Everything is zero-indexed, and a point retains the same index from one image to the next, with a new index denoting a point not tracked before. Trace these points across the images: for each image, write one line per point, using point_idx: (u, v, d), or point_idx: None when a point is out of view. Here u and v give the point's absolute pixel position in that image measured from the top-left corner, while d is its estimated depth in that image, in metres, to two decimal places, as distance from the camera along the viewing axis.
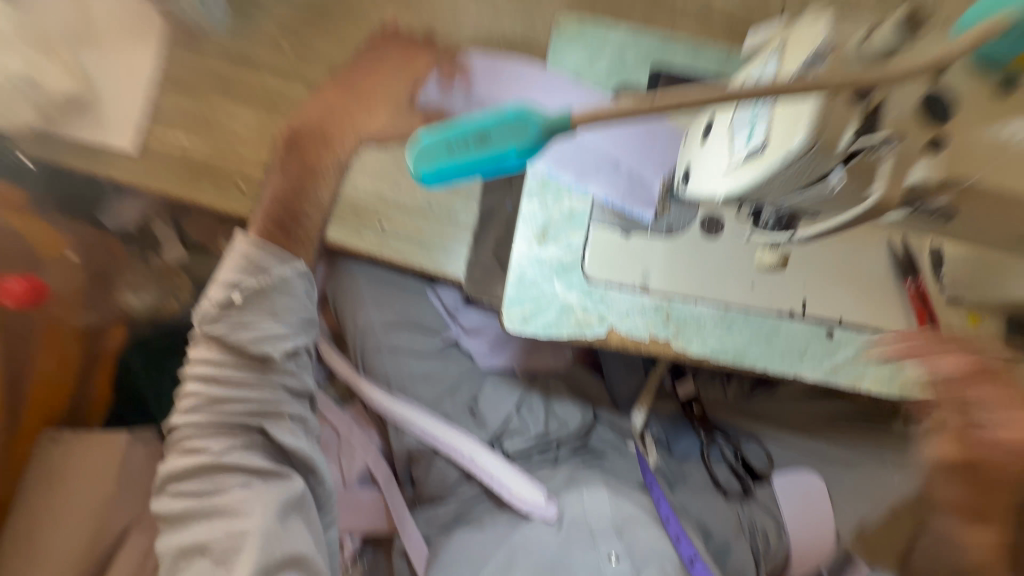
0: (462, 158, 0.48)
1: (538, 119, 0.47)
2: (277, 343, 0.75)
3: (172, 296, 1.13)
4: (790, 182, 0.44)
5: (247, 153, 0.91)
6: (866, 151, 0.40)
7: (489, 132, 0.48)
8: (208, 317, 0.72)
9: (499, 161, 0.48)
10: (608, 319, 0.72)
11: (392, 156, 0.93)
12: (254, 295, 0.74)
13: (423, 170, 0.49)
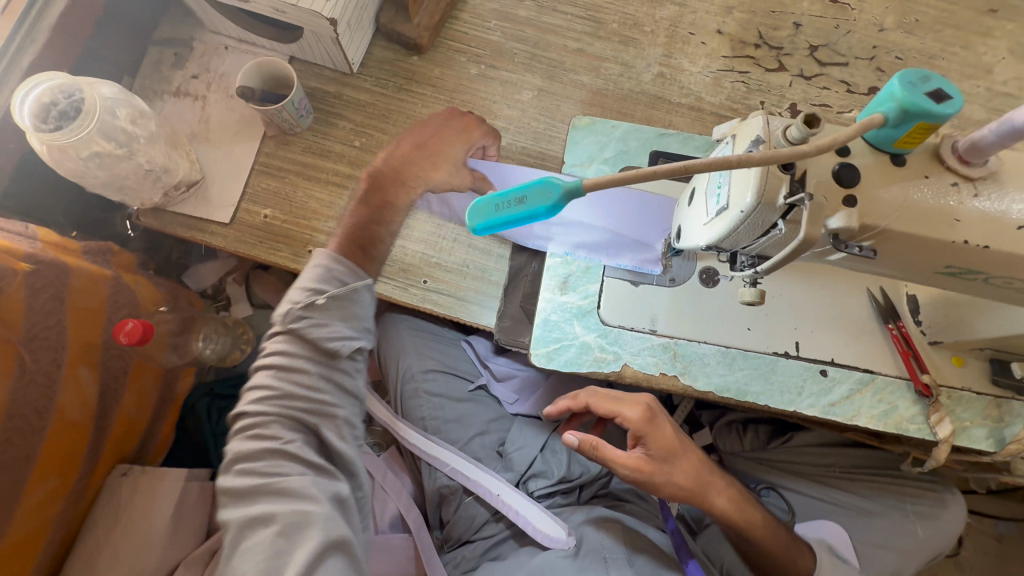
0: (505, 215, 0.62)
1: (559, 183, 0.59)
2: (345, 345, 0.82)
3: (238, 348, 1.34)
4: (751, 231, 0.57)
5: (317, 223, 1.11)
6: (798, 206, 0.53)
7: (525, 194, 0.61)
8: (290, 315, 0.79)
9: (532, 215, 0.61)
10: (622, 357, 0.84)
11: (435, 225, 1.12)
12: (332, 300, 0.81)
13: (476, 225, 0.64)
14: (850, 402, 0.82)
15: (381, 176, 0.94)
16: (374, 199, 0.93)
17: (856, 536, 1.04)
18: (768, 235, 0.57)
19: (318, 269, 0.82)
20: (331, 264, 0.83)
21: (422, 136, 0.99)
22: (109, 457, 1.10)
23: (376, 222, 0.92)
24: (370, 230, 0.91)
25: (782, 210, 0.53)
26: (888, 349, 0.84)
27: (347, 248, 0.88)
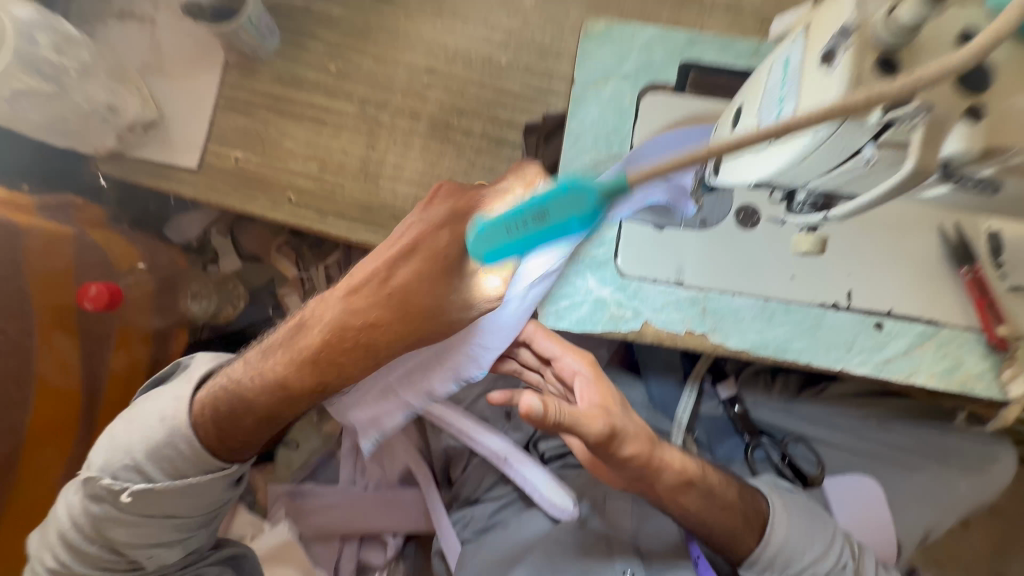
0: (524, 236, 0.45)
1: (595, 184, 0.42)
2: (165, 549, 0.77)
3: (230, 305, 1.24)
4: (825, 162, 0.44)
5: (294, 165, 0.98)
6: (897, 124, 0.40)
7: (547, 208, 0.44)
8: (94, 495, 0.73)
9: (560, 233, 0.44)
10: (642, 314, 0.73)
11: (427, 165, 0.98)
12: (145, 496, 0.73)
13: (485, 253, 0.50)
14: (908, 358, 0.71)
15: (313, 316, 0.74)
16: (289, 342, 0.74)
17: (892, 491, 0.97)
18: (848, 167, 0.44)
19: (161, 442, 0.73)
20: (193, 424, 0.73)
21: (402, 244, 0.71)
22: (107, 421, 1.06)
23: (274, 378, 0.73)
24: (242, 394, 0.73)
25: (876, 131, 0.40)
26: (959, 297, 0.71)
27: (208, 411, 0.73)
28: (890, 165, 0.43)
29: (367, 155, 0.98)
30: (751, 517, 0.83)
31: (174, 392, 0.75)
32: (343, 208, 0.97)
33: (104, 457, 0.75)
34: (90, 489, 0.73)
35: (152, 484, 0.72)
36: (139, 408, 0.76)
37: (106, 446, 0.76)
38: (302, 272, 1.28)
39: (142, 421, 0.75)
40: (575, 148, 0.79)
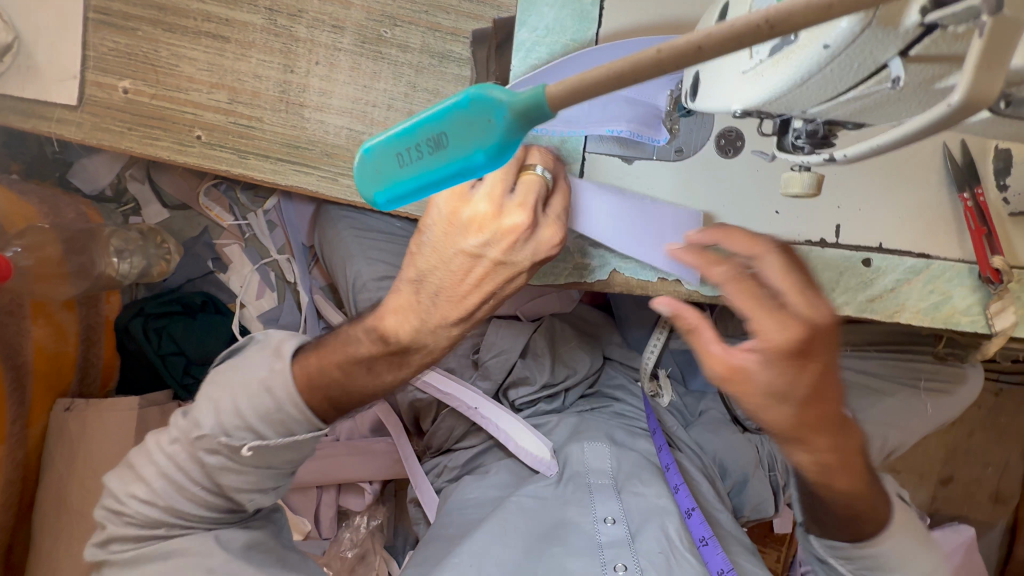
0: (416, 171, 0.38)
1: (501, 101, 0.34)
2: (256, 499, 0.68)
3: (163, 259, 1.12)
4: (838, 83, 0.34)
5: (197, 96, 0.82)
6: (941, 31, 0.30)
7: (443, 132, 0.36)
8: (206, 441, 0.63)
9: (466, 168, 0.36)
10: (610, 264, 0.66)
11: (360, 90, 0.83)
12: (264, 445, 0.64)
13: (376, 193, 0.40)
14: (893, 295, 0.66)
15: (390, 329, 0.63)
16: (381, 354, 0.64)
17: (859, 414, 0.98)
18: (867, 89, 0.34)
19: (267, 403, 0.63)
20: (293, 401, 0.63)
21: (448, 238, 0.58)
22: (42, 394, 0.98)
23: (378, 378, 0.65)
24: (345, 386, 0.64)
25: (908, 42, 0.31)
26: (955, 225, 0.65)
27: (312, 391, 0.64)
28: (925, 85, 0.33)
29: (285, 79, 0.82)
30: (864, 524, 0.69)
31: (268, 363, 0.66)
32: (265, 147, 0.83)
33: (207, 411, 0.64)
34: (204, 446, 0.63)
35: (266, 440, 0.63)
36: (223, 376, 0.66)
37: (209, 406, 0.64)
38: (239, 220, 1.14)
39: (243, 384, 0.65)
40: (528, 63, 0.65)
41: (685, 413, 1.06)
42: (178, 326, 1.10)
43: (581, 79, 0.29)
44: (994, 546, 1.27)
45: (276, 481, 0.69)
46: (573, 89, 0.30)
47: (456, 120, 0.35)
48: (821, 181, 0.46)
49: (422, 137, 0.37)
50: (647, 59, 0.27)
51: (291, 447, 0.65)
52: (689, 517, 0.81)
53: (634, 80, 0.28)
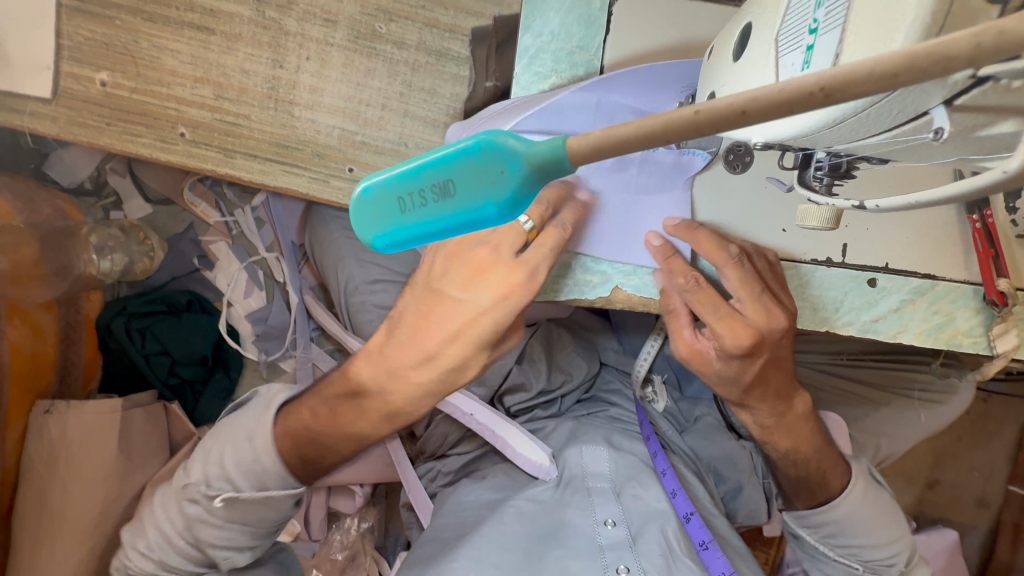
0: (418, 218, 0.36)
1: (515, 154, 0.32)
2: (232, 557, 0.69)
3: (146, 256, 1.08)
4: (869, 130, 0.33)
5: (180, 91, 0.77)
6: (994, 85, 0.28)
7: (450, 179, 0.34)
8: (190, 497, 0.68)
9: (475, 220, 0.34)
10: (611, 279, 0.65)
11: (353, 88, 0.79)
12: (237, 500, 0.67)
13: (375, 236, 0.38)
14: (896, 316, 0.65)
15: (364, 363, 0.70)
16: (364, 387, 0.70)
17: (852, 423, 0.98)
18: (907, 135, 0.32)
19: (249, 455, 0.67)
20: (268, 454, 0.67)
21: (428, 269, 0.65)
22: (20, 396, 0.94)
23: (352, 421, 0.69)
24: (332, 426, 0.69)
25: (956, 91, 0.29)
26: (962, 246, 0.64)
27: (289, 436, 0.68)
28: (972, 125, 0.31)
29: (274, 75, 0.78)
30: (816, 488, 0.77)
31: (254, 417, 0.71)
32: (253, 146, 0.79)
33: (197, 465, 0.69)
34: (189, 495, 0.68)
35: (241, 493, 0.67)
36: (217, 429, 0.72)
37: (202, 456, 0.70)
38: (226, 216, 1.10)
39: (230, 437, 0.70)
40: (532, 70, 0.63)
41: (679, 419, 1.05)
42: (162, 326, 1.07)
43: (609, 136, 0.28)
44: (974, 547, 1.30)
45: (255, 537, 0.70)
46: (600, 146, 0.29)
47: (466, 168, 0.33)
48: (838, 215, 0.52)
49: (427, 182, 0.35)
50: (684, 120, 0.26)
51: (263, 504, 0.68)
52: (687, 521, 0.80)
53: (669, 139, 0.27)
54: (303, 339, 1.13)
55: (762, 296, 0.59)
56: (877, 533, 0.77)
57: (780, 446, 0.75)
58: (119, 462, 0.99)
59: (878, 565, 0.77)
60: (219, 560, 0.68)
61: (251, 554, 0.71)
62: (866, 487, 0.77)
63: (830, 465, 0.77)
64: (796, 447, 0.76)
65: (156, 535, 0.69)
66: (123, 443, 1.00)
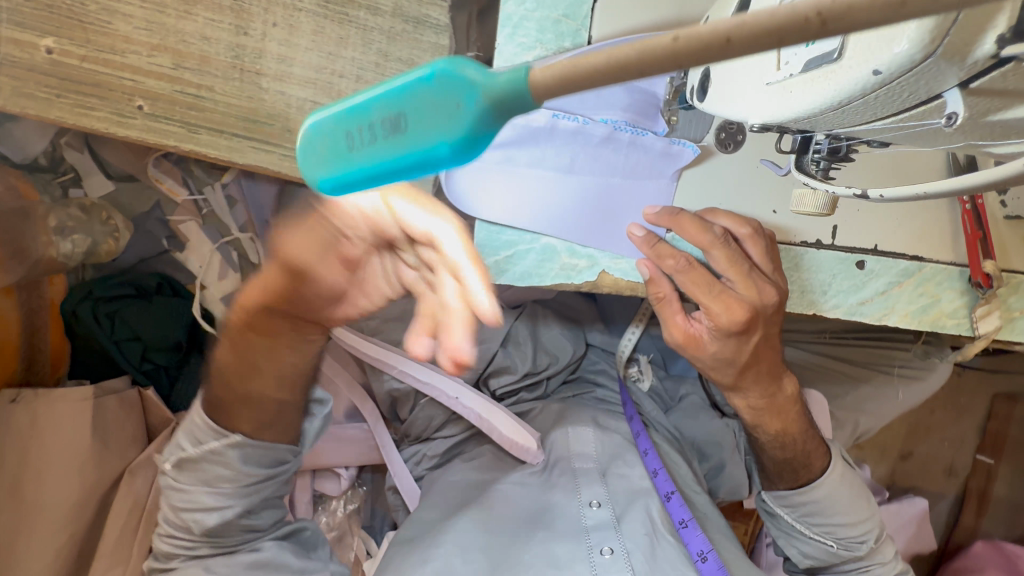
0: (361, 160, 0.28)
1: (480, 82, 0.24)
2: (202, 519, 0.69)
3: (111, 237, 1.02)
4: (885, 106, 0.34)
5: (135, 59, 0.71)
6: (1013, 64, 0.29)
7: (399, 110, 0.26)
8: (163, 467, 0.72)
9: (421, 168, 0.27)
10: (599, 264, 0.63)
11: (325, 58, 0.74)
12: (188, 462, 0.69)
13: (319, 178, 0.31)
14: (883, 299, 0.64)
15: (268, 325, 0.61)
16: (287, 353, 0.64)
17: (832, 399, 1.00)
18: (919, 113, 0.34)
19: (188, 418, 0.69)
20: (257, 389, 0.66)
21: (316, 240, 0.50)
22: None
23: (260, 385, 0.66)
24: (238, 385, 0.65)
25: (974, 73, 0.31)
26: (951, 228, 0.64)
27: (226, 396, 0.67)
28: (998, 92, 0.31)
29: (238, 42, 0.72)
30: (799, 469, 0.78)
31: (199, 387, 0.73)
32: (219, 120, 0.74)
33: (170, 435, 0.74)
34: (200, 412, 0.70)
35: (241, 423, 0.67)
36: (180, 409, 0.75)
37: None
38: (194, 194, 1.06)
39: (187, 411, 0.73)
40: (515, 41, 0.59)
41: (664, 398, 1.07)
42: (135, 312, 1.03)
43: (574, 65, 0.22)
44: (943, 514, 1.35)
45: (254, 471, 0.70)
46: (564, 77, 0.22)
47: (414, 102, 0.26)
48: (831, 202, 0.51)
49: (363, 119, 0.27)
50: (660, 47, 0.20)
51: (213, 461, 0.68)
52: (669, 500, 0.80)
53: (640, 72, 0.21)
54: None
55: (749, 270, 0.59)
56: (855, 513, 0.78)
57: (770, 430, 0.75)
58: (93, 451, 0.96)
59: (850, 543, 0.78)
60: (190, 522, 0.69)
61: (221, 516, 0.70)
62: (844, 469, 0.80)
63: (813, 447, 0.78)
64: (785, 430, 0.76)
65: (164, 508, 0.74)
66: (96, 431, 0.97)
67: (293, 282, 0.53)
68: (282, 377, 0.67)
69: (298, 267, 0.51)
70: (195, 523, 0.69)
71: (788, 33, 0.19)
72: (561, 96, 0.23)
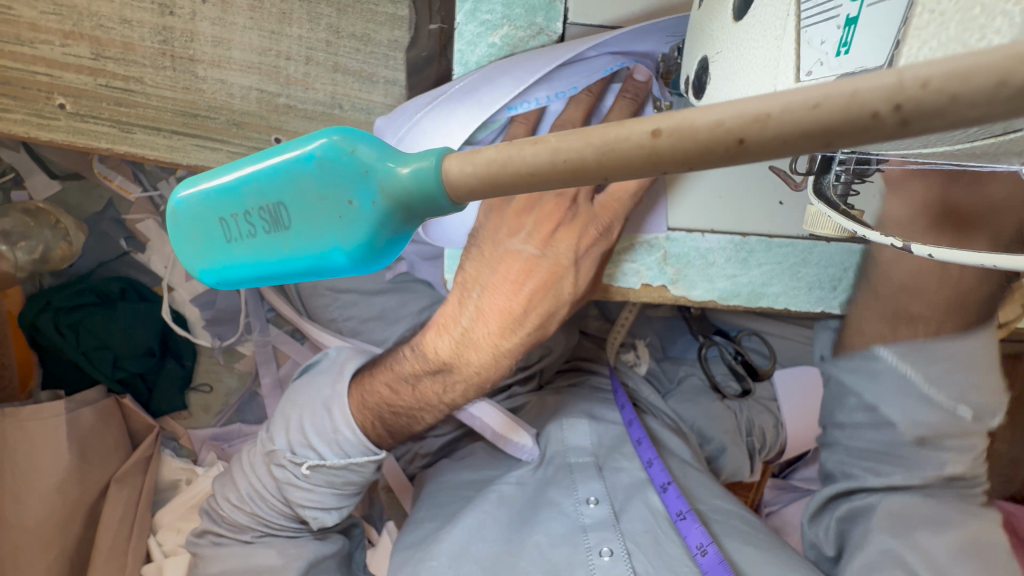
0: (248, 255, 0.30)
1: (377, 178, 0.27)
2: (317, 517, 0.74)
3: (64, 241, 0.96)
4: (939, 138, 0.28)
5: (43, 50, 0.62)
6: None
7: (280, 202, 0.28)
8: (278, 461, 0.73)
9: (322, 267, 0.29)
10: (657, 244, 0.62)
11: (266, 37, 0.65)
12: (321, 467, 0.71)
13: (199, 270, 0.33)
14: None
15: (453, 352, 0.62)
16: (462, 379, 0.65)
17: None
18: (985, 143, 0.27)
19: (328, 425, 0.71)
20: (349, 425, 0.70)
21: (494, 238, 0.58)
22: None
23: (422, 401, 0.68)
24: (411, 398, 0.68)
25: None
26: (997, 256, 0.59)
27: (364, 412, 0.70)
28: None
29: (164, 24, 0.63)
30: None
31: (330, 383, 0.74)
32: (154, 116, 0.66)
33: (279, 432, 0.74)
34: (275, 461, 0.73)
35: (326, 459, 0.70)
36: (294, 395, 0.76)
37: (280, 425, 0.75)
38: (148, 190, 0.98)
39: (306, 403, 0.74)
40: (477, 18, 0.55)
41: (662, 381, 1.04)
42: (99, 318, 0.97)
43: (509, 162, 0.23)
44: None
45: (339, 500, 0.75)
46: (488, 179, 0.24)
47: (300, 192, 0.28)
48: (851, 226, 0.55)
49: (253, 206, 0.29)
50: (637, 148, 0.20)
51: (348, 469, 0.71)
52: (665, 492, 0.75)
53: (607, 176, 0.21)
54: (258, 322, 1.07)
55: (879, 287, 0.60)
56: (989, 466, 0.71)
57: None
58: (72, 467, 0.91)
59: None
60: (307, 519, 0.74)
61: (339, 514, 0.76)
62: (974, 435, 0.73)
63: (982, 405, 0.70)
64: None
65: (251, 492, 0.77)
66: (75, 443, 0.92)
67: (477, 273, 0.59)
68: (473, 382, 0.65)
69: (488, 258, 0.58)
70: (315, 521, 0.74)
71: (843, 135, 0.17)
72: (478, 192, 0.24)
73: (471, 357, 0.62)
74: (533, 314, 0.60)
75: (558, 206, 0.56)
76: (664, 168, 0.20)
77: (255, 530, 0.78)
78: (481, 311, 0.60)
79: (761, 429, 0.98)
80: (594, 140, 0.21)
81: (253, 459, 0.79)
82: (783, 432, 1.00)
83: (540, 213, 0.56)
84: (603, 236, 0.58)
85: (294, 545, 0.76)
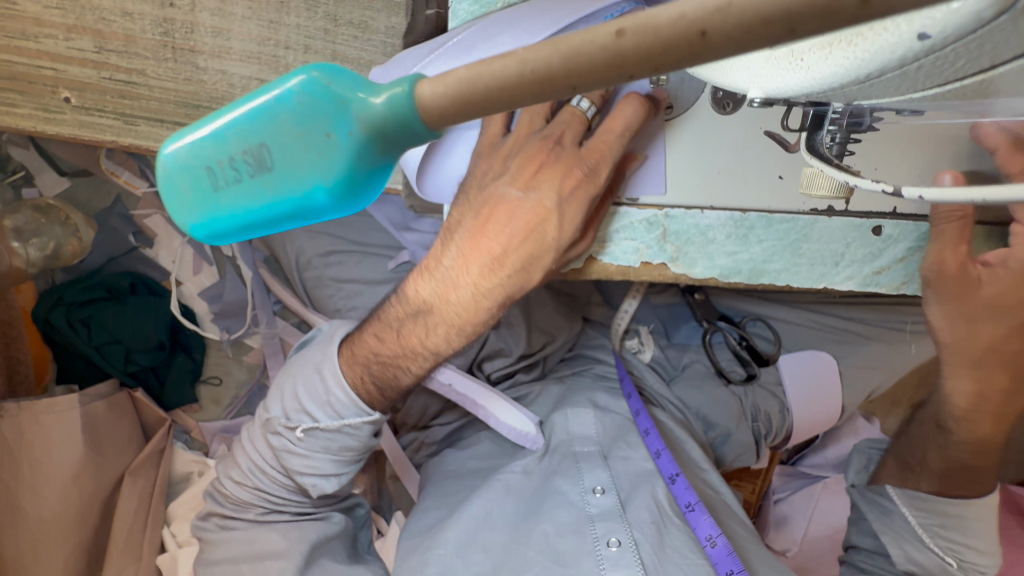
0: (236, 203, 0.31)
1: (353, 109, 0.28)
2: (317, 485, 0.75)
3: (73, 237, 0.98)
4: (929, 77, 0.28)
5: (49, 45, 0.63)
6: None
7: (263, 143, 0.30)
8: (274, 428, 0.74)
9: (307, 207, 0.31)
10: (659, 224, 0.62)
11: (265, 27, 0.65)
12: (315, 428, 0.72)
13: (189, 224, 0.34)
14: (902, 266, 0.62)
15: (438, 296, 0.63)
16: (451, 326, 0.64)
17: (842, 359, 0.98)
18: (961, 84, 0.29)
19: (319, 387, 0.71)
20: (340, 384, 0.70)
21: (480, 180, 0.59)
22: None
23: (409, 352, 0.67)
24: (397, 345, 0.67)
25: None
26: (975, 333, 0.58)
27: (351, 365, 0.71)
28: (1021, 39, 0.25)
29: (165, 16, 0.64)
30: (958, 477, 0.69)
31: (322, 349, 0.75)
32: (157, 107, 0.67)
33: (275, 400, 0.76)
34: (272, 429, 0.75)
35: (319, 422, 0.71)
36: (290, 367, 0.78)
37: (277, 395, 0.76)
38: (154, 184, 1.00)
39: (300, 371, 0.75)
40: None
41: (667, 368, 1.02)
42: (108, 311, 0.98)
43: (478, 74, 0.24)
44: None
45: (337, 467, 0.75)
46: (457, 97, 0.25)
47: (280, 131, 0.29)
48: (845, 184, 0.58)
49: (237, 150, 0.31)
50: (603, 49, 0.21)
51: (343, 432, 0.72)
52: (673, 482, 0.75)
53: (574, 85, 0.23)
54: (265, 314, 1.07)
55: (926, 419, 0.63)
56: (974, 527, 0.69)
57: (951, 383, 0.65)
58: (87, 460, 0.92)
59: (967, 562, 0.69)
60: (307, 486, 0.74)
61: (338, 482, 0.76)
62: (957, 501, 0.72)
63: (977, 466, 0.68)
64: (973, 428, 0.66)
65: (254, 468, 0.79)
66: (88, 437, 0.94)
67: (464, 218, 0.60)
68: (457, 326, 0.64)
69: (474, 201, 0.59)
70: (314, 489, 0.75)
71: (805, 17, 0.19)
72: (449, 114, 0.26)
73: (456, 299, 0.62)
74: (511, 256, 0.59)
75: (542, 149, 0.57)
76: (631, 70, 0.22)
77: (260, 508, 0.79)
78: (466, 254, 0.60)
79: (767, 414, 0.97)
80: (560, 47, 0.22)
81: (254, 434, 0.80)
82: (789, 417, 0.98)
83: (522, 158, 0.57)
84: (592, 178, 0.56)
85: (297, 528, 0.77)
